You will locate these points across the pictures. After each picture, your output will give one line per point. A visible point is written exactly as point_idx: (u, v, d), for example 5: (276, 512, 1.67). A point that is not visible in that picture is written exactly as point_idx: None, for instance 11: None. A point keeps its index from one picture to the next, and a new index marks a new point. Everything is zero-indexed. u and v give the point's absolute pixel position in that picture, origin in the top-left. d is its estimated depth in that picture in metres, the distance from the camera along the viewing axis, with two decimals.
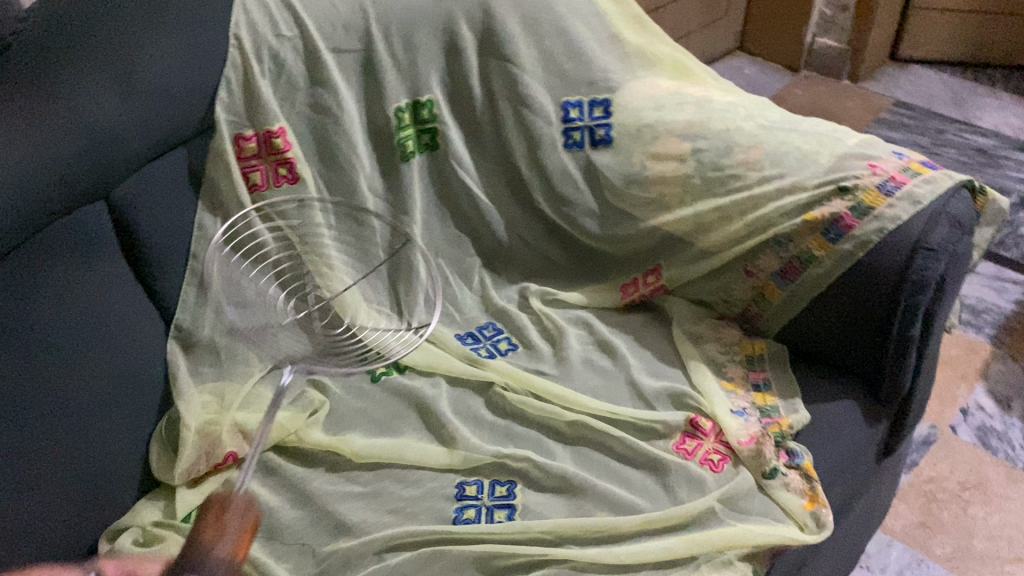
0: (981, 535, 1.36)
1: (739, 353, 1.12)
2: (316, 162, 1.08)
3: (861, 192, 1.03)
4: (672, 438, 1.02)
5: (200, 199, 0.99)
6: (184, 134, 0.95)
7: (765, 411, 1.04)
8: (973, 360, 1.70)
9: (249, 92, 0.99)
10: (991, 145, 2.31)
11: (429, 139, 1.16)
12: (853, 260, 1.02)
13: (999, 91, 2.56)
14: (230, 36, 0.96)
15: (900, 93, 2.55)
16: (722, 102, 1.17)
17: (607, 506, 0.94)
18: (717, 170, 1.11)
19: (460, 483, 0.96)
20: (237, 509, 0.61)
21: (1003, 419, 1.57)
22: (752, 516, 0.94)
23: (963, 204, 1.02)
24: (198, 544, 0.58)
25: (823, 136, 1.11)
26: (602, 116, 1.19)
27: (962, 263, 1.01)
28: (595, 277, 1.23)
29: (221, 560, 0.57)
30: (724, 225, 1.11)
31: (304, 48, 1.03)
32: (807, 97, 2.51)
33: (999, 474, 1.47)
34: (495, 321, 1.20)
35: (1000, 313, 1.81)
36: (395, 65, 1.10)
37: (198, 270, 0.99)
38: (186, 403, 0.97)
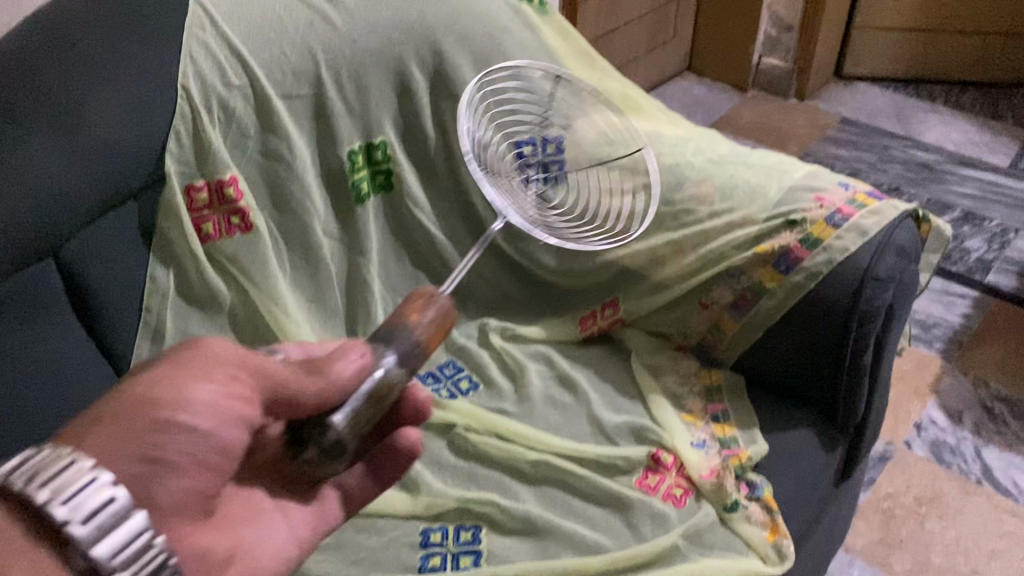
0: (938, 549, 1.39)
1: (698, 383, 1.13)
2: (269, 208, 1.07)
3: (810, 224, 1.06)
4: (634, 474, 1.02)
5: (152, 251, 0.97)
6: (134, 188, 0.93)
7: (725, 442, 1.05)
8: (925, 374, 1.74)
9: (199, 146, 0.98)
10: (934, 160, 2.37)
11: (384, 180, 1.16)
12: (804, 292, 1.04)
13: (939, 106, 2.63)
14: (178, 86, 0.95)
15: (845, 110, 2.61)
16: (670, 137, 1.20)
17: (573, 548, 0.94)
18: (669, 205, 1.14)
19: (425, 531, 0.96)
20: (439, 308, 0.78)
21: (955, 432, 1.61)
22: (716, 550, 0.95)
23: (907, 233, 1.04)
24: (400, 319, 0.75)
25: (770, 169, 1.13)
26: (555, 152, 1.20)
27: (908, 291, 1.04)
28: (554, 311, 1.24)
29: (416, 338, 0.74)
30: (678, 259, 1.13)
31: (254, 96, 1.01)
32: (755, 117, 2.55)
33: (953, 488, 1.50)
34: (455, 359, 1.19)
35: (949, 326, 1.85)
36: (347, 109, 1.10)
37: (152, 324, 0.98)
38: None
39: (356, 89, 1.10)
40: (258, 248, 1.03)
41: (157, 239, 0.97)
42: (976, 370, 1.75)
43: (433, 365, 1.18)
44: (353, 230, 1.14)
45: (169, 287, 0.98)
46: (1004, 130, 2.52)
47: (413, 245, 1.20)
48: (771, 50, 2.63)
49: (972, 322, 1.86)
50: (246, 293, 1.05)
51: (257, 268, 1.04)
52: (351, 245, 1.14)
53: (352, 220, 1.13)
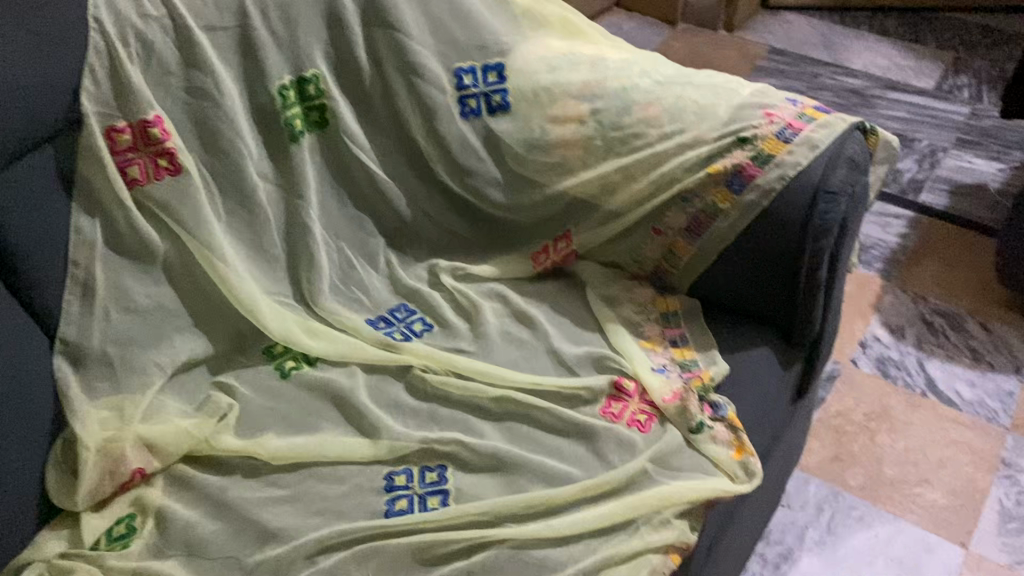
0: (890, 462, 1.42)
1: (655, 310, 1.12)
2: (198, 150, 1.01)
3: (760, 141, 1.04)
4: (598, 404, 1.01)
5: (74, 200, 0.92)
6: (45, 132, 0.88)
7: (685, 365, 1.04)
8: (866, 295, 1.76)
9: (117, 81, 0.92)
10: (863, 85, 2.39)
11: (318, 116, 1.10)
12: (759, 210, 1.03)
13: (864, 32, 2.65)
14: (89, 19, 0.90)
15: (773, 40, 2.61)
16: (616, 60, 1.16)
17: (541, 480, 0.92)
18: (618, 130, 1.10)
19: (388, 475, 0.93)
20: None
21: (899, 348, 1.64)
22: (684, 472, 0.94)
23: (857, 144, 1.03)
24: None
25: (718, 88, 1.11)
26: (496, 81, 1.16)
27: (861, 203, 1.03)
28: (504, 246, 1.20)
29: None
30: (629, 185, 1.10)
31: (174, 27, 0.96)
32: (686, 50, 2.53)
33: (900, 401, 1.53)
34: (404, 301, 1.15)
35: (887, 247, 1.88)
36: (275, 42, 1.04)
37: (81, 278, 0.92)
38: (82, 423, 0.90)
39: (284, 19, 1.04)
40: (191, 193, 0.97)
41: (80, 188, 0.92)
42: (915, 287, 1.78)
43: (383, 308, 1.13)
44: (289, 170, 1.07)
45: (96, 239, 0.93)
46: (928, 53, 2.55)
47: (355, 187, 1.15)
48: None
49: (909, 241, 1.90)
50: (179, 240, 0.98)
51: (190, 215, 0.97)
52: (288, 188, 1.08)
53: (288, 160, 1.07)
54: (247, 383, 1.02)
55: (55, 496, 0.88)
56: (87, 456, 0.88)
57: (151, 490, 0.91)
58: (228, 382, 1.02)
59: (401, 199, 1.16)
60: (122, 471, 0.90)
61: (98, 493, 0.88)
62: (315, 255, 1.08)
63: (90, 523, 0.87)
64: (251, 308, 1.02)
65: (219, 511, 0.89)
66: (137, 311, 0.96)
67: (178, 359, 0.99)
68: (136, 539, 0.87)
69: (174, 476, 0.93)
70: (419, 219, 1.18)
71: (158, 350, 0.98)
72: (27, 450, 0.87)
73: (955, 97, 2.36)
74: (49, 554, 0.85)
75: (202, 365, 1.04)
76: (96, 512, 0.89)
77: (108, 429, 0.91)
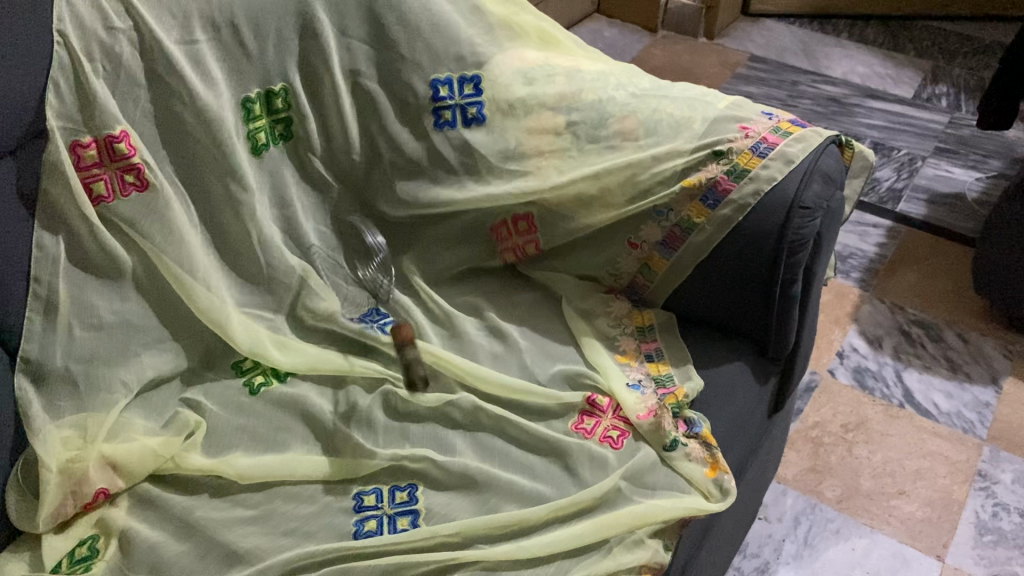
0: (867, 473, 1.42)
1: (630, 324, 1.10)
2: (166, 163, 0.99)
3: (736, 155, 1.03)
4: (570, 419, 1.00)
5: (37, 216, 0.90)
6: (7, 145, 0.86)
7: (660, 381, 1.03)
8: (844, 304, 1.76)
9: (82, 95, 0.90)
10: (842, 94, 2.40)
11: (282, 129, 1.10)
12: (733, 224, 1.02)
13: (844, 40, 2.66)
14: (54, 33, 0.88)
15: (753, 47, 2.61)
16: (591, 71, 1.15)
17: (512, 499, 0.91)
18: (594, 142, 1.10)
19: (358, 494, 0.92)
20: None
21: (876, 358, 1.64)
22: (658, 490, 0.93)
23: (832, 159, 1.03)
24: None
25: (694, 100, 1.10)
26: (472, 93, 1.13)
27: (836, 217, 1.02)
28: (477, 258, 1.20)
29: None
30: (603, 198, 1.08)
31: (142, 41, 0.94)
32: (666, 56, 2.53)
33: (877, 412, 1.53)
34: (374, 309, 1.14)
35: (865, 255, 1.88)
36: (246, 54, 1.03)
37: (43, 295, 0.91)
38: (44, 443, 0.88)
39: (255, 33, 1.02)
40: (158, 207, 0.95)
41: (43, 204, 0.90)
42: (893, 297, 1.78)
43: (355, 314, 1.12)
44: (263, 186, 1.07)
45: (60, 254, 0.91)
46: (907, 62, 2.56)
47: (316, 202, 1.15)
48: None
49: (887, 250, 1.90)
50: (146, 255, 0.97)
51: (157, 230, 0.96)
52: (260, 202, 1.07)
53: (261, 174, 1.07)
54: (215, 399, 1.01)
55: (16, 518, 0.86)
56: (48, 478, 0.85)
57: (115, 510, 0.89)
58: (196, 398, 1.00)
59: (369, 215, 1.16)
60: (86, 492, 0.88)
61: (61, 515, 0.86)
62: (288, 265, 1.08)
63: (52, 544, 0.85)
64: (220, 323, 1.00)
65: (185, 533, 0.87)
66: (102, 327, 0.94)
67: (145, 376, 0.98)
68: (99, 562, 0.85)
69: (140, 495, 0.91)
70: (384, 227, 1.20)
71: (124, 367, 0.96)
72: None
73: (934, 105, 2.37)
74: None
75: (170, 381, 1.02)
76: (59, 533, 0.87)
77: (71, 448, 0.89)
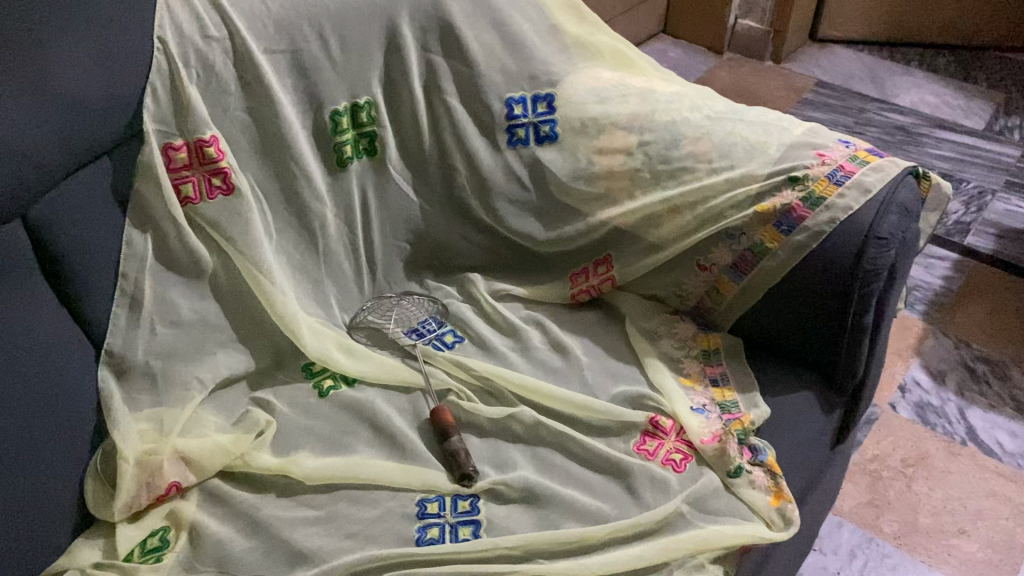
0: (926, 510, 1.39)
1: (695, 347, 1.10)
2: (249, 168, 1.02)
3: (812, 182, 1.03)
4: (633, 438, 1.00)
5: (128, 215, 0.93)
6: (104, 144, 0.89)
7: (725, 407, 1.03)
8: (908, 336, 1.74)
9: (177, 100, 0.94)
10: (911, 123, 2.37)
11: (368, 144, 1.12)
12: (808, 252, 1.01)
13: (914, 69, 2.62)
14: (154, 38, 0.92)
15: (820, 72, 2.59)
16: (665, 92, 1.16)
17: (573, 516, 0.91)
18: (666, 164, 1.10)
19: (421, 501, 0.93)
20: None
21: (939, 394, 1.61)
22: (720, 516, 0.92)
23: (909, 190, 1.02)
24: None
25: (769, 125, 1.10)
26: (546, 111, 1.16)
27: (911, 250, 1.01)
28: (545, 272, 1.20)
29: None
30: (673, 218, 1.09)
31: (234, 49, 0.97)
32: (731, 78, 2.52)
33: (939, 449, 1.50)
34: (432, 315, 1.16)
35: (930, 288, 1.85)
36: (331, 64, 1.05)
37: (129, 291, 0.93)
38: (123, 435, 0.91)
39: (340, 44, 1.06)
40: (241, 212, 0.98)
41: (133, 203, 0.93)
42: (958, 332, 1.75)
43: (413, 322, 1.14)
44: (341, 195, 1.10)
45: (146, 253, 0.94)
46: (978, 93, 2.51)
47: (391, 211, 1.15)
48: (746, 12, 2.60)
49: (953, 284, 1.87)
50: (227, 256, 1.00)
51: (239, 233, 0.99)
52: (338, 209, 1.11)
53: (338, 182, 1.10)
54: (285, 400, 1.03)
55: (93, 504, 0.88)
56: (126, 468, 0.88)
57: (185, 503, 0.92)
58: (266, 398, 1.03)
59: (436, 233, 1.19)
60: (159, 484, 0.90)
61: (135, 506, 0.89)
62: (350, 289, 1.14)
63: (126, 533, 0.88)
64: (291, 327, 1.02)
65: (252, 530, 0.89)
66: (181, 324, 0.97)
67: (219, 374, 1.00)
68: (169, 553, 0.87)
69: (210, 491, 0.94)
70: (456, 241, 1.20)
71: (199, 365, 0.99)
72: (66, 457, 0.88)
73: (1006, 138, 2.32)
74: (84, 563, 0.85)
75: (242, 380, 1.05)
76: (133, 523, 0.90)
77: (147, 441, 0.92)
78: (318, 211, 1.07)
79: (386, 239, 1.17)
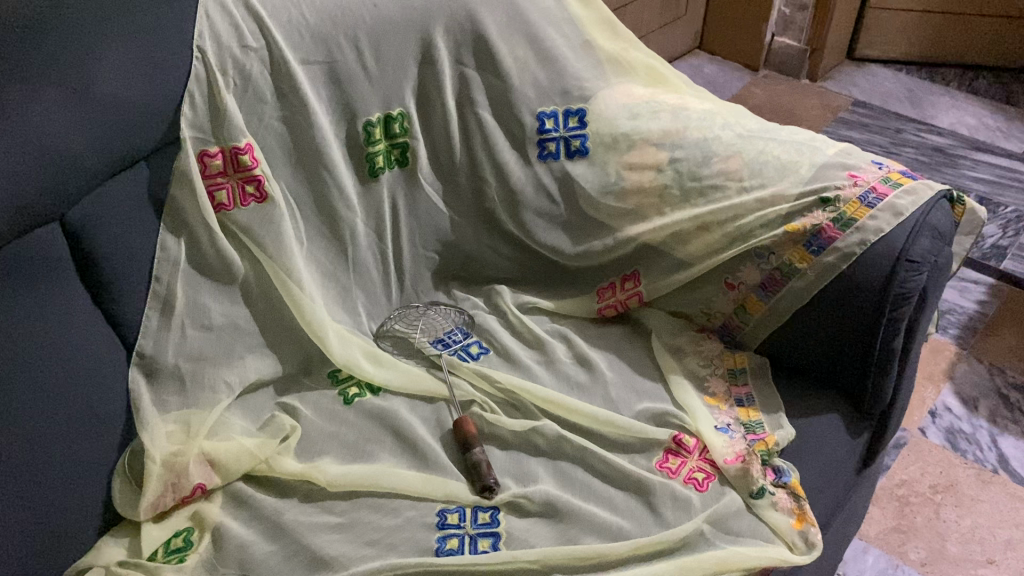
0: (954, 538, 1.37)
1: (721, 366, 1.10)
2: (282, 176, 1.04)
3: (843, 203, 1.02)
4: (655, 456, 1.00)
5: (162, 220, 0.95)
6: (145, 147, 0.92)
7: (750, 427, 1.02)
8: (940, 361, 1.71)
9: (214, 108, 0.95)
10: (948, 144, 2.34)
11: (400, 155, 1.13)
12: (837, 273, 1.01)
13: (953, 90, 2.59)
14: (194, 48, 0.94)
15: (856, 91, 2.57)
16: (698, 110, 1.16)
17: (593, 532, 0.91)
18: (696, 181, 1.10)
19: (442, 511, 0.93)
20: None
21: (971, 420, 1.58)
22: (742, 537, 0.91)
23: (942, 214, 1.01)
24: None
25: (802, 145, 1.10)
26: (577, 126, 1.17)
27: (943, 274, 1.00)
28: (571, 285, 1.21)
29: None
30: (702, 236, 1.09)
31: (271, 59, 0.99)
32: (766, 96, 2.51)
33: (969, 476, 1.48)
34: (459, 326, 1.17)
35: (964, 312, 1.83)
36: (366, 75, 1.07)
37: (162, 294, 0.95)
38: (151, 435, 0.92)
39: (375, 56, 1.07)
40: (273, 219, 1.00)
41: (168, 208, 0.95)
42: (992, 358, 1.72)
43: (439, 331, 1.15)
44: (371, 204, 1.11)
45: (180, 257, 0.96)
46: (1019, 116, 2.48)
47: (421, 222, 1.16)
48: (783, 29, 2.59)
49: (987, 309, 1.84)
50: (258, 262, 1.02)
51: (271, 240, 1.00)
52: (369, 217, 1.12)
53: (369, 192, 1.11)
54: (311, 406, 1.05)
55: (119, 503, 0.90)
56: (153, 469, 0.89)
57: (210, 505, 0.93)
58: (292, 403, 1.04)
59: (464, 244, 1.20)
60: (184, 485, 0.91)
61: (160, 506, 0.90)
62: (377, 296, 1.15)
63: (150, 533, 0.89)
64: (319, 334, 1.03)
65: (274, 534, 0.90)
66: (211, 328, 0.99)
67: (247, 378, 1.02)
68: (192, 553, 0.88)
69: (234, 493, 0.95)
70: (485, 253, 1.20)
71: (228, 368, 1.00)
72: (95, 456, 0.89)
73: None
74: (110, 560, 0.86)
75: (269, 385, 1.06)
76: (157, 522, 0.91)
77: (174, 442, 0.94)
78: (349, 220, 1.08)
79: (415, 249, 1.18)
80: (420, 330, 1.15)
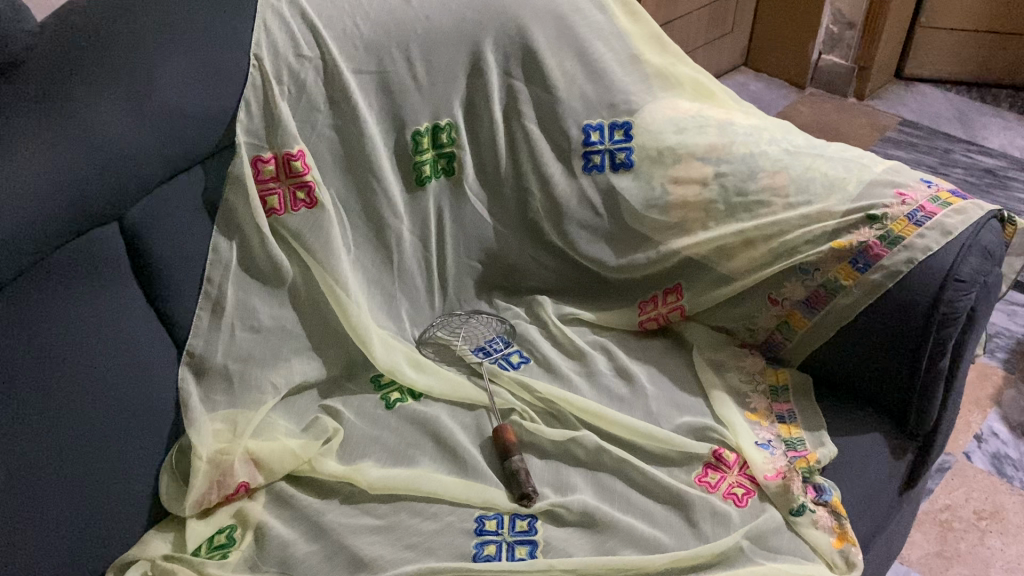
0: (999, 566, 1.34)
1: (763, 382, 1.09)
2: (331, 183, 1.06)
3: (890, 221, 1.01)
4: (695, 470, 0.99)
5: (215, 222, 0.97)
6: (204, 152, 0.94)
7: (791, 443, 1.01)
8: (986, 385, 1.68)
9: (268, 115, 0.98)
10: (998, 166, 2.30)
11: (446, 164, 1.14)
12: (883, 291, 1.00)
13: (1004, 111, 2.55)
14: (251, 56, 0.96)
15: (904, 110, 2.54)
16: (744, 125, 1.16)
17: (631, 544, 0.91)
18: (742, 196, 1.10)
19: (480, 518, 0.94)
20: None
21: (1018, 447, 1.55)
22: (781, 555, 0.91)
23: (992, 234, 1.00)
24: None
25: (850, 162, 1.09)
26: (622, 139, 1.17)
27: (992, 295, 0.99)
28: (612, 298, 1.21)
29: None
30: (747, 251, 1.08)
31: (325, 68, 1.01)
32: (813, 113, 2.49)
33: (1015, 503, 1.44)
34: (500, 334, 1.18)
35: (1012, 336, 1.80)
36: (416, 86, 1.08)
37: (213, 295, 0.98)
38: (198, 434, 0.94)
39: (426, 67, 1.09)
40: (322, 224, 1.02)
41: (221, 211, 0.97)
42: None
43: (480, 339, 1.16)
44: (418, 212, 1.13)
45: (231, 259, 0.98)
46: None
47: (465, 230, 1.18)
48: (831, 47, 2.57)
49: None
50: (307, 267, 1.04)
51: (320, 245, 1.02)
52: (415, 226, 1.13)
53: (415, 200, 1.12)
54: (353, 409, 1.06)
55: (165, 499, 0.91)
56: (199, 465, 0.91)
57: (253, 504, 0.95)
58: (335, 406, 1.06)
59: (508, 253, 1.21)
60: (229, 483, 0.93)
61: (205, 502, 0.92)
62: (420, 303, 1.16)
63: (195, 529, 0.91)
64: (363, 339, 1.05)
65: (315, 534, 0.92)
66: (260, 330, 1.01)
67: (293, 381, 1.04)
68: (235, 551, 0.90)
69: (276, 493, 0.96)
70: (527, 264, 1.21)
71: (274, 370, 1.02)
72: (144, 453, 0.91)
73: None
74: (155, 554, 0.88)
75: (313, 387, 1.08)
76: (202, 519, 0.93)
77: (221, 440, 0.96)
78: (395, 228, 1.10)
79: (458, 257, 1.19)
80: (461, 337, 1.16)
